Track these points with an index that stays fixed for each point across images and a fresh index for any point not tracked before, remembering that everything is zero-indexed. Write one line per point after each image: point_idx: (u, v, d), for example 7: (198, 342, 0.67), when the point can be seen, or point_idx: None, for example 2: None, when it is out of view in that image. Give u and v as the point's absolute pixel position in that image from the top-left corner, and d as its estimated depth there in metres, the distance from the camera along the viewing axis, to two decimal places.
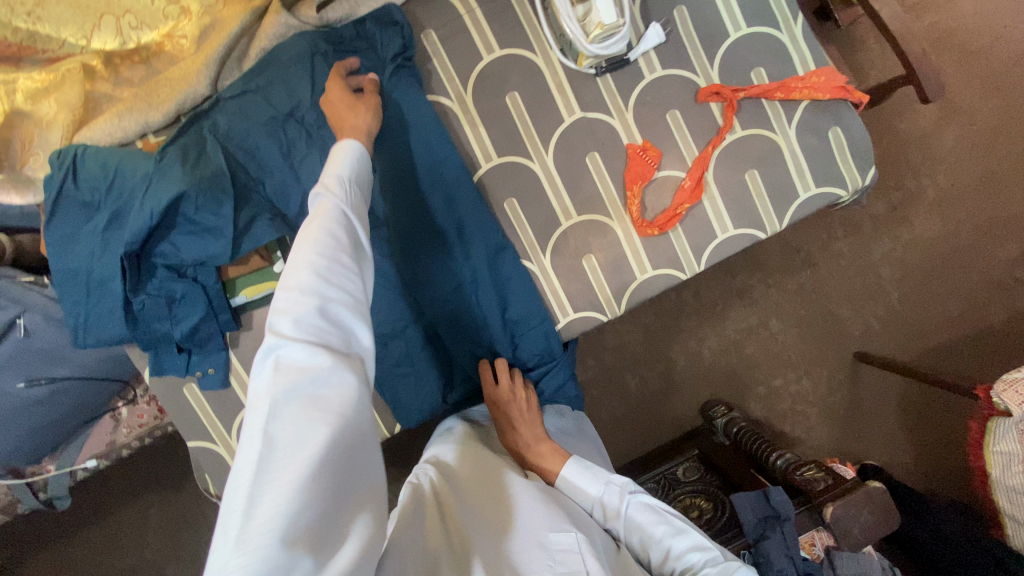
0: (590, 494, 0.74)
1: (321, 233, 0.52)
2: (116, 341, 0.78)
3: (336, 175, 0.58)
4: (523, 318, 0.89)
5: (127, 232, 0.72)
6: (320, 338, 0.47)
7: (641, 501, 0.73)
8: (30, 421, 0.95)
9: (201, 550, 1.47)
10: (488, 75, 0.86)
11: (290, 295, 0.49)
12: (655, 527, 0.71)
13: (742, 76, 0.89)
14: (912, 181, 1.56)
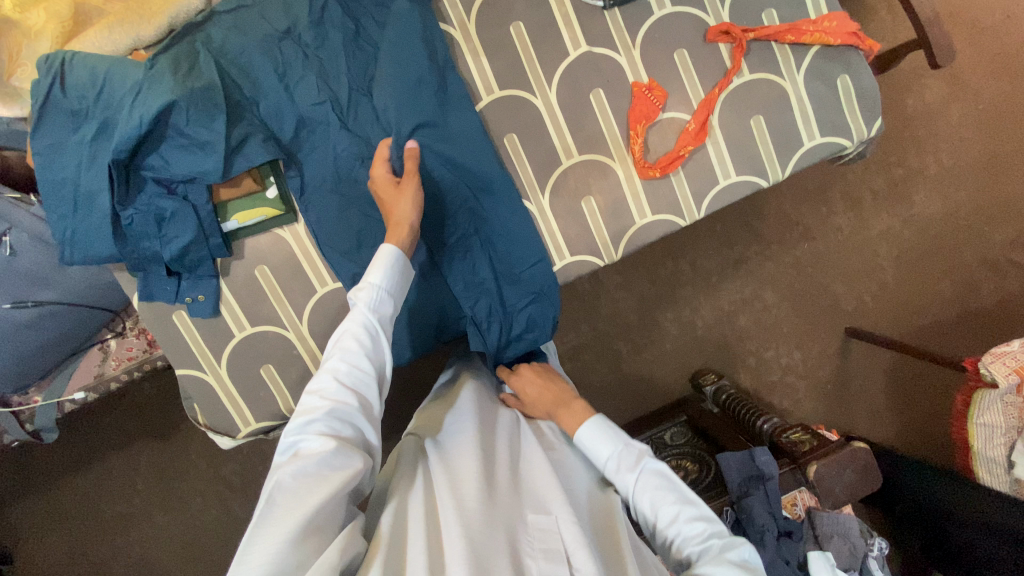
0: (605, 452, 0.74)
1: (349, 343, 0.66)
2: (104, 258, 0.77)
3: (371, 283, 0.70)
4: (518, 255, 0.88)
5: (115, 141, 0.71)
6: (333, 429, 0.60)
7: (655, 468, 0.72)
8: (16, 346, 0.94)
9: (189, 499, 1.48)
10: (493, 4, 0.85)
11: (316, 390, 0.63)
12: (666, 495, 0.70)
13: (751, 17, 0.87)
14: (915, 156, 1.55)
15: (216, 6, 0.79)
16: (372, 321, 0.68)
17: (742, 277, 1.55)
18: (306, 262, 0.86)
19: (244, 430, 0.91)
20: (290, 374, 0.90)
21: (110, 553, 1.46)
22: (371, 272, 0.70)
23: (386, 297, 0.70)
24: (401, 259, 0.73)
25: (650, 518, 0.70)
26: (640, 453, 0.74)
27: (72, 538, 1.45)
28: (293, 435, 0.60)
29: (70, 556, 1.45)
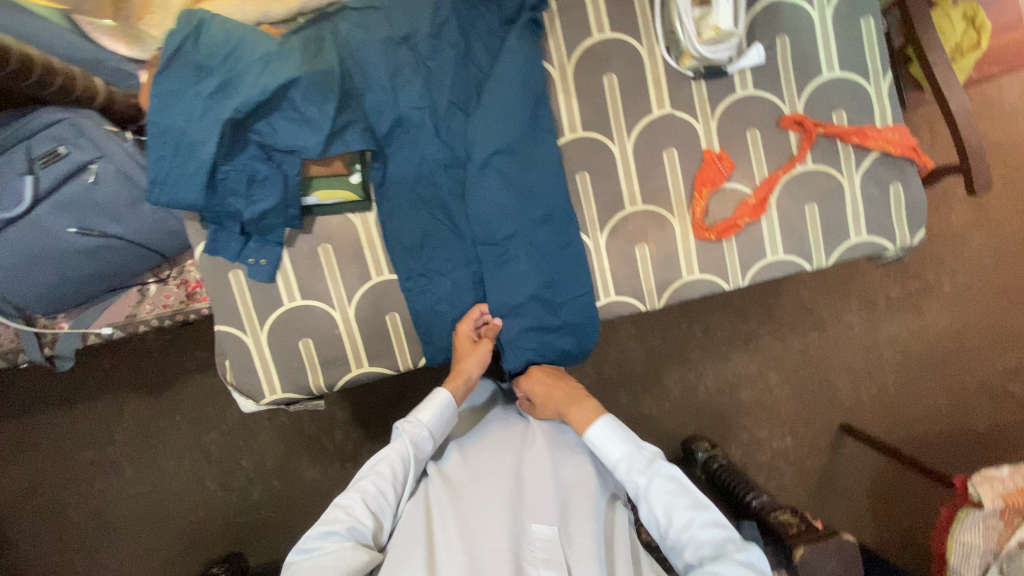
0: (616, 453, 0.80)
1: (383, 467, 0.77)
2: (188, 206, 0.80)
3: (416, 417, 0.82)
4: (568, 283, 0.92)
5: (235, 102, 0.75)
6: (354, 530, 0.71)
7: (667, 473, 0.77)
8: (65, 268, 0.95)
9: (157, 460, 1.59)
10: (593, 53, 0.91)
11: (345, 503, 0.73)
12: (682, 498, 0.75)
13: (824, 114, 0.94)
14: (932, 274, 1.61)
15: (349, 2, 0.85)
16: (409, 452, 0.79)
17: (752, 353, 1.59)
18: (369, 250, 0.91)
19: (269, 397, 0.93)
20: (326, 351, 0.93)
21: (88, 491, 1.58)
22: (419, 410, 0.83)
23: (425, 436, 0.82)
24: (450, 405, 0.85)
25: (662, 521, 0.75)
26: (653, 457, 0.79)
27: (52, 470, 1.56)
28: (316, 540, 0.70)
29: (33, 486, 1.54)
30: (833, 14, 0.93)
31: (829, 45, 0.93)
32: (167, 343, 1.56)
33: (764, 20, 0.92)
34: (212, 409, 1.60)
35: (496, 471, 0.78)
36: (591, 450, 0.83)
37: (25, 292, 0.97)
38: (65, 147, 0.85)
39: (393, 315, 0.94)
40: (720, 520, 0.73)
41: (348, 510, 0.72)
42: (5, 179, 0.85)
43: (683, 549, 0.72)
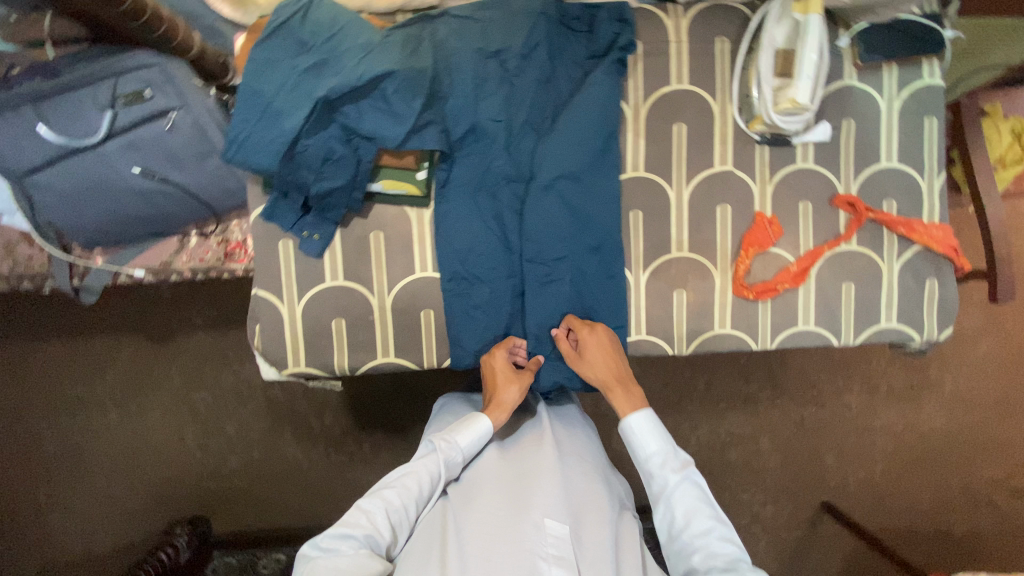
0: (653, 447, 0.84)
1: (411, 481, 0.78)
2: (259, 171, 0.81)
3: (453, 438, 0.82)
4: (603, 312, 0.95)
5: (330, 83, 0.78)
6: (371, 538, 0.72)
7: (694, 481, 0.81)
8: (119, 205, 0.97)
9: (147, 404, 1.68)
10: (668, 100, 0.94)
11: (368, 508, 0.75)
12: (706, 507, 0.78)
13: (875, 200, 0.97)
14: (936, 371, 1.62)
15: (450, 8, 0.88)
16: (437, 472, 0.80)
17: (751, 415, 1.60)
18: (418, 245, 0.94)
19: (291, 368, 0.95)
20: (356, 334, 0.95)
21: (82, 427, 1.68)
22: (457, 433, 0.82)
23: (456, 459, 0.82)
24: (488, 434, 0.85)
25: (679, 521, 0.78)
26: (685, 463, 0.83)
27: (54, 399, 1.67)
28: (333, 540, 0.71)
29: (29, 403, 1.66)
30: (900, 108, 0.96)
31: (892, 136, 0.97)
32: (177, 294, 1.64)
33: (834, 101, 0.95)
34: (210, 372, 1.68)
35: (505, 481, 0.81)
36: (625, 436, 0.86)
37: (74, 220, 0.98)
38: (151, 90, 0.87)
39: (428, 312, 0.95)
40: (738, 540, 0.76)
41: (370, 516, 0.74)
42: (86, 110, 0.87)
43: (694, 553, 0.75)
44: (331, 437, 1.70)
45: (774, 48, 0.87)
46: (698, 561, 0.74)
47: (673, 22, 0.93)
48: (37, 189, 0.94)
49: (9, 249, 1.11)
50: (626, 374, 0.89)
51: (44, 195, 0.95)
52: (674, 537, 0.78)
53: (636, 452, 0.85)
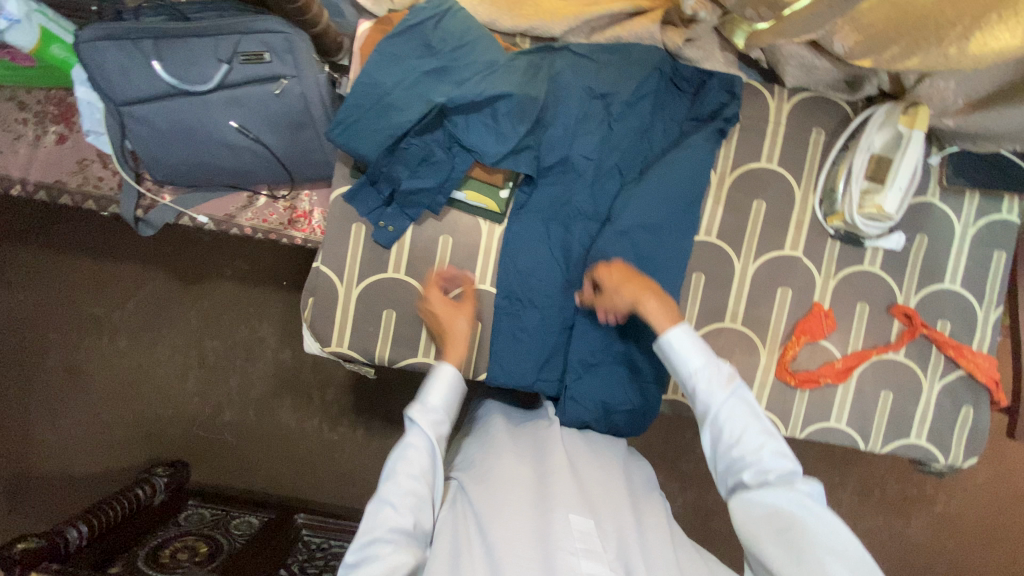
0: (696, 363, 0.78)
1: (411, 465, 0.75)
2: (358, 155, 0.84)
3: (428, 402, 0.79)
4: (647, 366, 0.95)
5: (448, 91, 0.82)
6: (393, 538, 0.70)
7: (742, 396, 0.76)
8: (206, 153, 0.99)
9: (160, 340, 1.69)
10: (754, 176, 0.96)
11: (379, 509, 0.72)
12: (755, 419, 0.74)
13: (931, 317, 0.98)
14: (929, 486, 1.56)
15: (570, 45, 0.92)
16: (432, 440, 0.78)
17: None
18: (482, 258, 0.95)
19: (332, 346, 0.96)
20: (403, 329, 0.96)
21: (90, 347, 1.69)
22: (424, 396, 0.81)
23: (442, 418, 0.80)
24: (455, 377, 0.84)
25: (729, 439, 0.74)
26: (729, 376, 0.77)
27: (70, 314, 1.68)
28: (361, 550, 0.70)
29: (46, 313, 1.67)
30: (974, 235, 0.98)
31: (960, 260, 0.98)
32: (216, 240, 1.66)
33: (911, 215, 0.97)
34: (227, 322, 1.69)
35: (523, 479, 0.79)
36: (661, 352, 0.80)
37: (158, 156, 1.00)
38: (270, 54, 0.89)
39: (476, 324, 0.97)
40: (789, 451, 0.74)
41: (380, 515, 0.71)
42: (203, 58, 0.90)
43: (746, 467, 0.72)
44: (328, 414, 1.70)
45: (870, 151, 0.90)
46: (754, 479, 0.72)
47: (776, 105, 0.96)
48: (133, 120, 0.95)
49: (81, 166, 1.13)
50: (648, 282, 0.84)
51: (137, 127, 0.96)
52: (724, 451, 0.74)
53: (673, 367, 0.80)
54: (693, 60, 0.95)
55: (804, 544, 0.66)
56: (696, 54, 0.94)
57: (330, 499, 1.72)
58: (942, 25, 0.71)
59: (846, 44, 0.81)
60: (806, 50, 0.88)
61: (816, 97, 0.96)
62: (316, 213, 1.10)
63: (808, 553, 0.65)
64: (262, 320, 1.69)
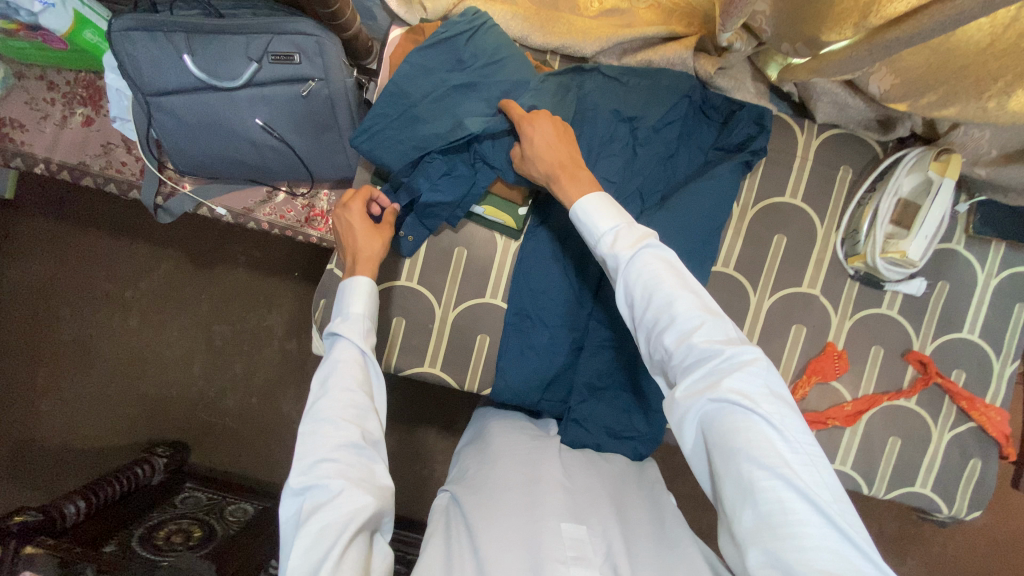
0: (606, 227, 0.70)
1: (344, 376, 0.71)
2: (381, 163, 0.84)
3: (344, 320, 0.75)
4: (653, 396, 0.94)
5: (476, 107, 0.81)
6: (336, 473, 0.64)
7: (656, 254, 0.67)
8: (229, 148, 0.99)
9: (169, 321, 1.71)
10: (777, 210, 0.95)
11: (319, 427, 0.67)
12: (669, 281, 0.64)
13: (945, 366, 0.97)
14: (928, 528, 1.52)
15: (601, 66, 0.91)
16: (357, 350, 0.74)
17: None
18: (495, 272, 0.96)
19: None
20: (412, 338, 0.96)
21: (101, 324, 1.71)
22: (347, 306, 0.77)
23: (369, 326, 0.77)
24: (371, 288, 0.78)
25: (642, 307, 0.66)
26: (643, 235, 0.69)
27: (84, 290, 1.70)
28: (306, 476, 0.65)
29: (60, 287, 1.69)
30: (996, 286, 0.96)
31: (980, 311, 0.96)
32: (232, 226, 1.68)
33: (935, 261, 0.96)
34: (236, 310, 1.70)
35: (514, 486, 0.79)
36: (574, 219, 0.74)
37: (182, 147, 1.00)
38: (300, 56, 0.89)
39: (485, 338, 0.97)
40: (715, 314, 0.62)
41: (321, 431, 0.67)
42: (233, 55, 0.89)
43: (662, 334, 0.64)
44: None
45: (897, 195, 0.88)
46: (669, 355, 0.63)
47: (805, 140, 0.94)
48: (159, 111, 0.96)
49: (106, 150, 1.14)
50: (576, 163, 0.76)
51: (164, 117, 0.97)
52: (642, 326, 0.66)
53: (588, 237, 0.73)
54: (725, 89, 0.93)
55: (723, 432, 0.58)
56: (728, 83, 0.93)
57: None
58: (983, 77, 0.70)
59: (882, 86, 0.81)
60: (840, 88, 0.86)
61: (846, 134, 0.95)
62: (334, 214, 1.10)
63: (737, 452, 0.56)
64: (271, 310, 1.70)
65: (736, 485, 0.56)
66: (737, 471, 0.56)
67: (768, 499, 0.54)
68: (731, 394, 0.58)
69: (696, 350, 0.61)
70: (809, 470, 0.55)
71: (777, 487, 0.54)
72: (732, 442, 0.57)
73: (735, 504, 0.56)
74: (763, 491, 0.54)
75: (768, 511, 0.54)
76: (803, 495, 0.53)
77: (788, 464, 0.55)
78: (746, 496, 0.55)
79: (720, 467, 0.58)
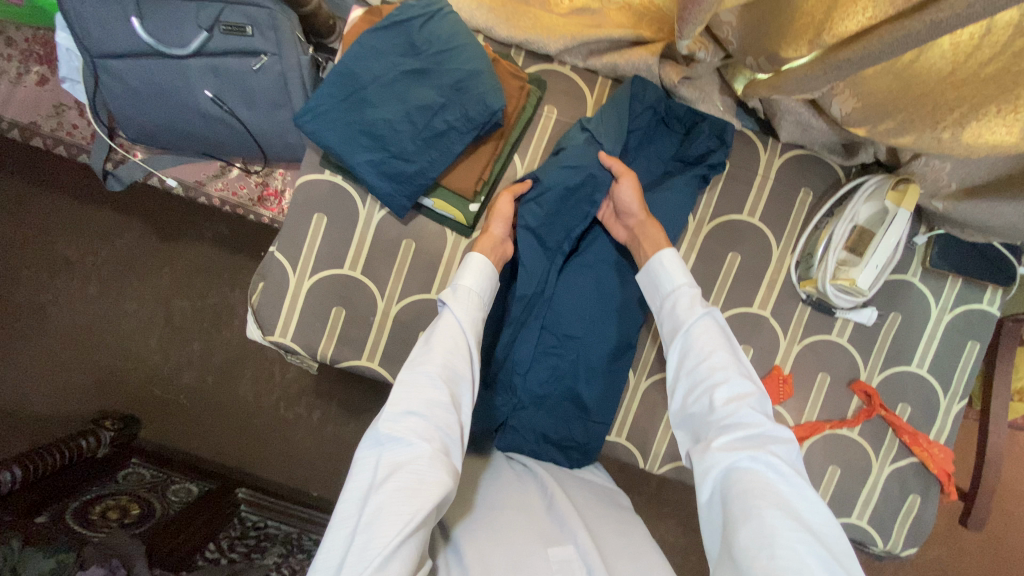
0: (679, 283, 0.78)
1: (444, 341, 0.71)
2: (325, 146, 0.81)
3: (461, 289, 0.76)
4: (594, 408, 0.92)
5: (425, 97, 0.79)
6: (415, 434, 0.63)
7: (717, 320, 0.74)
8: (178, 119, 0.95)
9: (127, 291, 1.67)
10: (733, 228, 0.93)
11: (417, 380, 0.67)
12: (729, 350, 0.71)
13: (891, 399, 0.95)
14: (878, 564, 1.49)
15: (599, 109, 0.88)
16: (463, 324, 0.74)
17: None
18: (443, 268, 0.93)
19: (274, 336, 0.93)
20: (351, 329, 0.93)
21: (58, 291, 1.66)
22: (459, 277, 0.78)
23: (476, 301, 0.77)
24: (488, 268, 0.79)
25: (699, 355, 0.71)
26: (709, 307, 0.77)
27: (41, 254, 1.65)
28: (393, 427, 0.64)
29: (16, 249, 1.64)
30: (949, 322, 0.95)
31: (930, 346, 0.95)
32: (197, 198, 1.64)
33: (887, 291, 0.94)
34: (198, 286, 1.66)
35: (504, 507, 0.77)
36: (646, 270, 0.81)
37: (129, 113, 0.96)
38: (253, 28, 0.87)
39: (427, 335, 0.94)
40: (761, 389, 0.69)
41: (415, 389, 0.67)
42: (184, 22, 0.87)
43: (715, 387, 0.68)
44: (286, 392, 1.68)
45: (853, 223, 0.86)
46: (712, 409, 0.68)
47: (767, 157, 0.93)
48: (105, 73, 0.92)
49: (58, 111, 1.10)
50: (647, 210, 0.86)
51: (111, 81, 0.93)
52: (688, 375, 0.72)
53: (656, 289, 0.80)
54: (690, 99, 0.91)
55: (752, 486, 0.61)
56: (693, 94, 0.90)
57: (274, 475, 1.69)
58: (939, 107, 0.68)
59: (844, 108, 0.78)
60: (804, 107, 0.84)
61: (810, 156, 0.93)
62: (288, 194, 1.08)
63: (765, 510, 0.58)
64: (233, 288, 1.66)
65: (758, 535, 0.57)
66: (759, 524, 0.57)
67: (787, 557, 0.54)
68: (773, 460, 0.62)
69: (743, 411, 0.65)
70: (831, 547, 0.58)
71: (799, 550, 0.55)
72: (761, 497, 0.59)
73: (750, 554, 0.56)
74: (783, 549, 0.55)
75: (787, 569, 0.54)
76: (825, 567, 0.54)
77: (813, 533, 0.57)
78: (766, 552, 0.55)
79: (740, 517, 0.59)
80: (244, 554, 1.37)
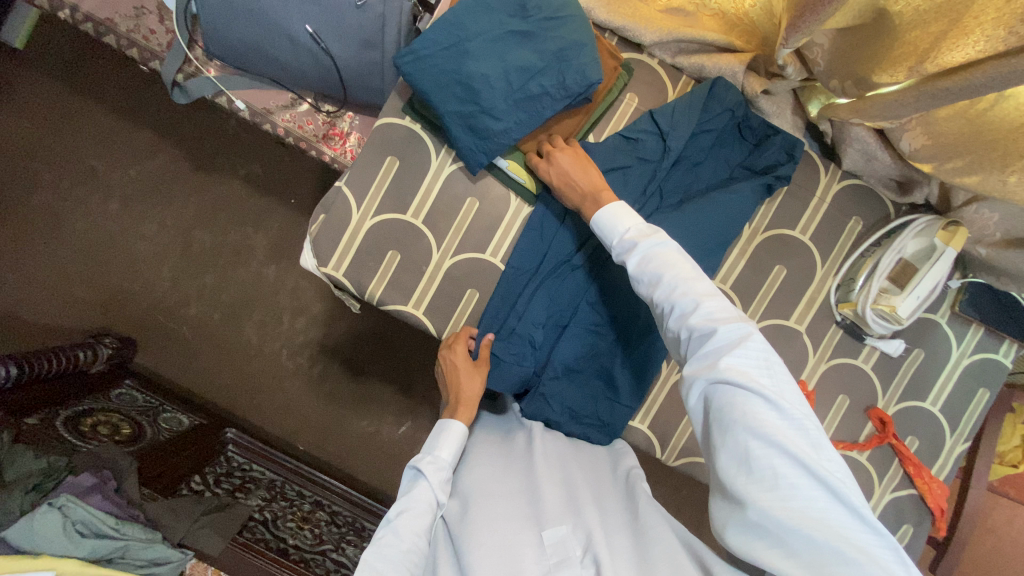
0: (623, 228, 0.76)
1: (414, 521, 0.73)
2: (419, 89, 0.83)
3: (432, 461, 0.80)
4: (622, 390, 0.94)
5: (525, 57, 0.82)
6: None
7: (656, 247, 0.72)
8: (266, 41, 0.96)
9: (149, 211, 1.63)
10: (783, 242, 0.96)
11: (385, 558, 0.68)
12: (671, 269, 0.70)
13: (903, 431, 1.00)
14: None
15: (677, 104, 0.92)
16: (433, 496, 0.77)
17: None
18: (501, 231, 0.95)
19: (328, 268, 0.94)
20: (403, 275, 0.95)
21: (77, 200, 1.61)
22: (435, 448, 0.83)
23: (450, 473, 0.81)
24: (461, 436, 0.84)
25: (650, 292, 0.72)
26: (656, 232, 0.75)
27: (68, 159, 1.60)
28: None
29: (44, 148, 1.60)
30: (966, 366, 0.99)
31: (945, 386, 1.00)
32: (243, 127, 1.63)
33: (915, 327, 0.99)
34: (221, 221, 1.63)
35: (500, 490, 0.79)
36: (596, 226, 0.80)
37: (218, 27, 0.97)
38: None
39: (473, 293, 0.96)
40: (713, 296, 0.67)
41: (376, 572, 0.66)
42: None
43: (671, 322, 0.69)
44: (291, 341, 1.63)
45: (899, 254, 0.91)
46: (679, 341, 0.69)
47: (826, 181, 0.97)
48: None
49: (138, 14, 1.10)
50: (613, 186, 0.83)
51: None
52: (654, 314, 0.73)
53: (607, 239, 0.79)
54: (765, 111, 0.95)
55: (718, 405, 0.61)
56: (769, 107, 0.94)
57: (262, 422, 1.62)
58: (1010, 153, 0.73)
59: (913, 144, 0.83)
60: (871, 136, 0.89)
61: (865, 186, 0.97)
62: (354, 137, 1.09)
63: (731, 425, 0.59)
64: (257, 230, 1.63)
65: (731, 451, 0.58)
66: (733, 441, 0.58)
67: (761, 465, 0.56)
68: (727, 370, 0.60)
69: (696, 331, 0.65)
70: (802, 439, 0.57)
71: (770, 454, 0.56)
72: (724, 414, 0.59)
73: (731, 473, 0.58)
74: (756, 456, 0.56)
75: (762, 475, 0.56)
76: (793, 462, 0.55)
77: (786, 432, 0.56)
78: (743, 466, 0.57)
79: (717, 438, 0.60)
80: (228, 492, 1.36)
